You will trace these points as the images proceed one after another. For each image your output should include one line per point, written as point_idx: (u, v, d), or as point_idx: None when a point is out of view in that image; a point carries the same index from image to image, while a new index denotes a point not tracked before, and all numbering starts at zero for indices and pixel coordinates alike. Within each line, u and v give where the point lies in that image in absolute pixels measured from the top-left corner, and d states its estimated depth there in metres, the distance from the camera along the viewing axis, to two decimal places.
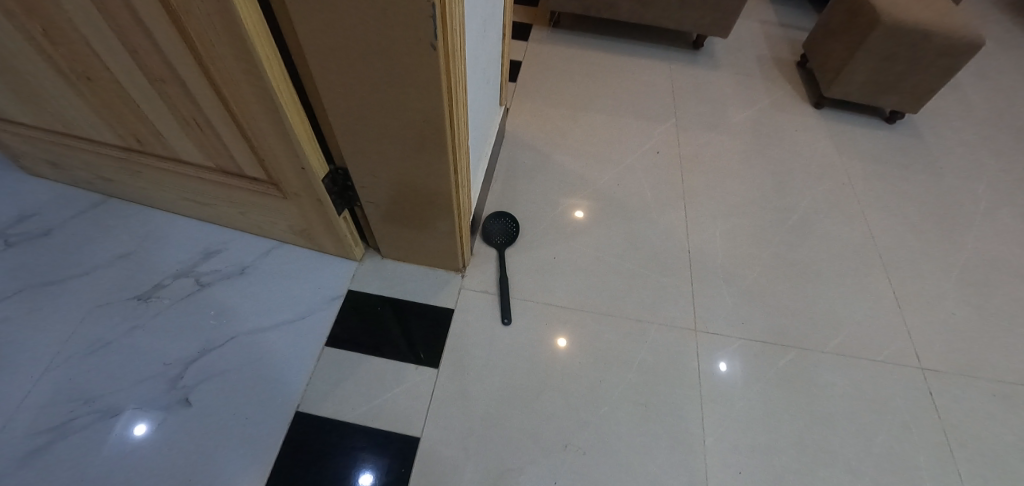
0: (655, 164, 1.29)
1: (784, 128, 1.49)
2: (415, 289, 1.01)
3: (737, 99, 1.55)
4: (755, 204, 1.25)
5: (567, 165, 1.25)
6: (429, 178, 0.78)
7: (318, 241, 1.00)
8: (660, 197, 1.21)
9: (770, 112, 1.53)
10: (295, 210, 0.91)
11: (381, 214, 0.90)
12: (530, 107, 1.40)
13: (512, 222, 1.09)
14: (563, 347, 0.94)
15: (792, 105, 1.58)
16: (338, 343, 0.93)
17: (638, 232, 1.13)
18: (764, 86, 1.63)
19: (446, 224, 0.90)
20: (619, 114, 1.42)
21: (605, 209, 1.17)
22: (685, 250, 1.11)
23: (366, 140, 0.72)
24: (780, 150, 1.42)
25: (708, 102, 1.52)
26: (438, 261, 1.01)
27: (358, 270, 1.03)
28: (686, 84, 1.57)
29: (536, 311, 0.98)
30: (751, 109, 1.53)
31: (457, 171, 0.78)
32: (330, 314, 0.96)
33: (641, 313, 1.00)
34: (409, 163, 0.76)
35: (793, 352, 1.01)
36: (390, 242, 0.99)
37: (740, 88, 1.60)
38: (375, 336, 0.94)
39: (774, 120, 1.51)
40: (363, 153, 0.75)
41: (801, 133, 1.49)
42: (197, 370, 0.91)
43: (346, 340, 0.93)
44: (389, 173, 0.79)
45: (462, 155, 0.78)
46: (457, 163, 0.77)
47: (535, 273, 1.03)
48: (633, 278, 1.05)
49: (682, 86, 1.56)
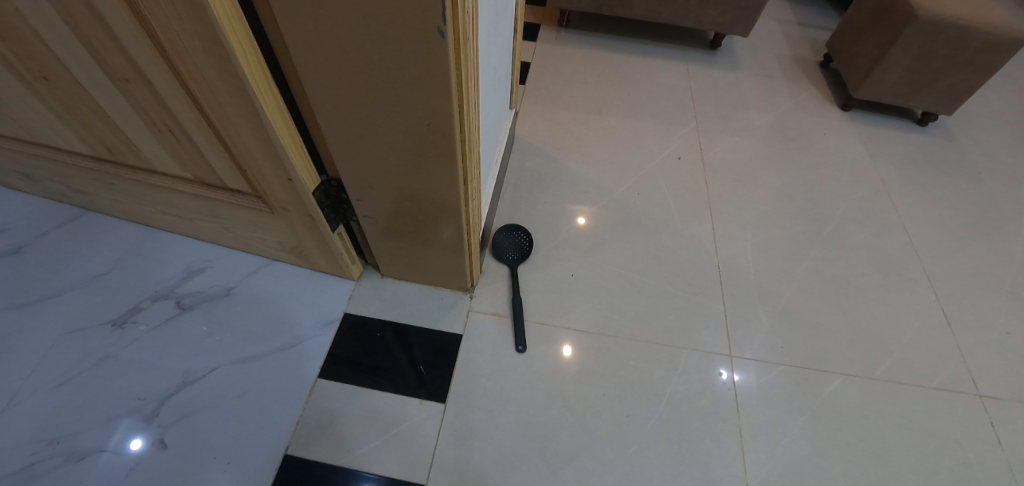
0: (676, 170, 1.20)
1: (810, 131, 1.40)
2: (420, 311, 0.91)
3: (759, 101, 1.46)
4: (786, 213, 1.15)
5: (582, 173, 1.15)
6: (435, 188, 0.68)
7: (311, 259, 0.90)
8: (683, 207, 1.11)
9: (795, 114, 1.44)
10: (284, 225, 0.81)
11: (380, 229, 0.80)
12: (540, 111, 1.31)
13: (524, 237, 0.99)
14: (568, 356, 0.86)
15: (818, 106, 1.49)
16: (334, 374, 0.83)
17: (662, 245, 1.03)
18: (787, 88, 1.53)
19: (454, 241, 0.80)
20: (635, 118, 1.33)
21: (624, 221, 1.07)
22: (715, 265, 1.01)
23: (362, 147, 0.63)
24: (808, 155, 1.32)
25: (729, 104, 1.43)
26: (444, 281, 0.91)
27: (354, 290, 0.92)
28: (705, 85, 1.48)
29: (553, 336, 0.88)
30: (775, 112, 1.43)
31: (467, 181, 0.68)
32: (323, 341, 0.86)
33: (668, 336, 0.89)
34: (412, 172, 0.66)
35: (839, 378, 0.90)
36: (390, 259, 0.89)
37: (762, 90, 1.50)
38: (375, 365, 0.84)
39: (800, 123, 1.41)
40: (358, 162, 0.66)
41: (829, 136, 1.39)
42: (174, 405, 0.81)
43: (341, 371, 0.83)
44: (389, 183, 0.69)
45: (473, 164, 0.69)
46: (467, 173, 0.67)
47: (550, 293, 0.93)
48: (658, 296, 0.94)
49: (700, 88, 1.47)
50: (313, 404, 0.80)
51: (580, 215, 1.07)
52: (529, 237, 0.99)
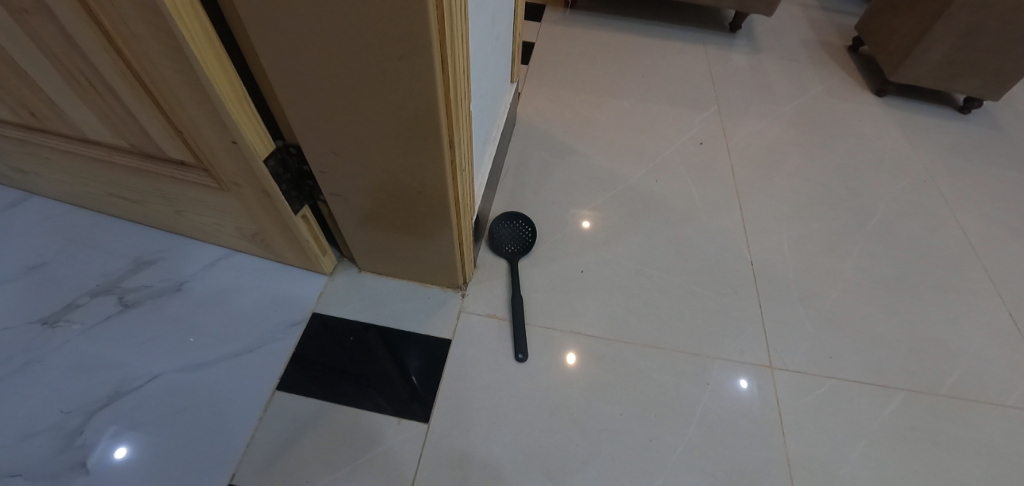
0: (698, 156, 1.06)
1: (843, 117, 1.26)
2: (403, 312, 0.76)
3: (785, 85, 1.33)
4: (823, 204, 1.01)
5: (592, 157, 1.01)
6: (415, 164, 0.55)
7: (274, 248, 0.76)
8: (707, 195, 0.97)
9: (826, 100, 1.30)
10: (239, 206, 0.68)
11: (351, 211, 0.65)
12: (544, 92, 1.16)
13: (526, 228, 0.85)
14: (573, 365, 0.72)
15: (850, 92, 1.35)
16: (296, 386, 0.69)
17: (685, 237, 0.89)
18: (814, 72, 1.40)
19: (440, 226, 0.65)
20: (650, 101, 1.18)
21: (641, 209, 0.92)
22: (747, 261, 0.86)
23: (321, 107, 0.50)
24: (842, 142, 1.18)
25: (752, 88, 1.29)
26: (431, 276, 0.77)
27: (326, 286, 0.78)
28: (726, 68, 1.34)
29: (558, 342, 0.74)
30: (803, 97, 1.30)
31: (455, 145, 0.54)
32: (285, 345, 0.73)
33: (696, 344, 0.75)
34: (386, 143, 0.53)
35: (900, 394, 0.75)
36: (367, 250, 0.75)
37: (788, 74, 1.37)
38: (347, 376, 0.70)
39: (832, 109, 1.28)
40: (316, 117, 0.51)
41: (865, 124, 1.25)
42: (104, 420, 0.67)
43: (305, 384, 0.69)
44: (357, 148, 0.54)
45: (462, 123, 0.54)
46: (456, 144, 0.54)
47: (556, 291, 0.79)
48: (682, 296, 0.80)
49: (720, 71, 1.33)
50: (268, 423, 0.66)
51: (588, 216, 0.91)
52: (532, 227, 0.86)
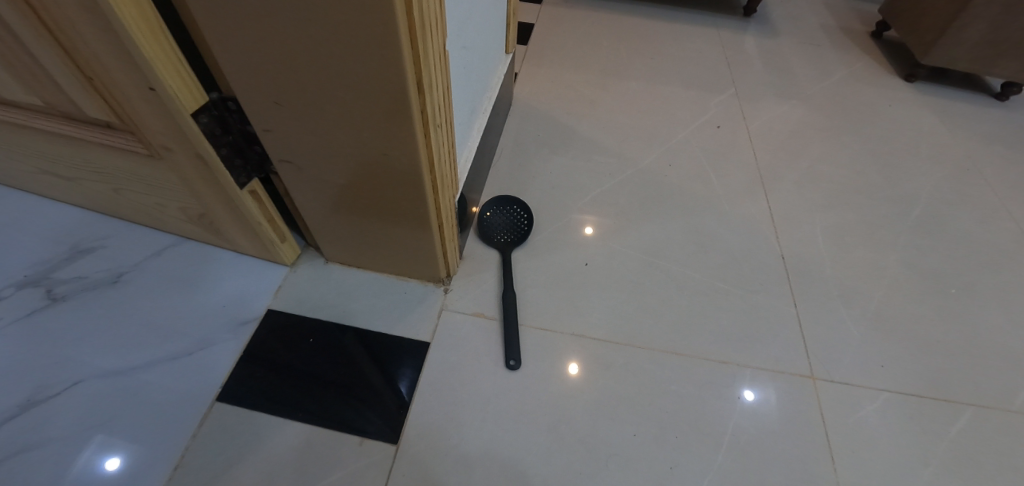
0: (716, 139, 0.94)
1: (872, 103, 1.14)
2: (374, 310, 0.64)
3: (807, 70, 1.22)
4: (858, 193, 0.89)
5: (597, 139, 0.90)
6: (376, 123, 0.43)
7: (225, 233, 0.65)
8: (728, 182, 0.85)
9: (852, 85, 1.19)
10: (176, 178, 0.57)
11: (306, 183, 0.53)
12: (544, 72, 1.05)
13: (521, 214, 0.73)
14: (575, 377, 0.59)
15: (877, 77, 1.24)
16: (240, 398, 0.57)
17: (705, 226, 0.77)
18: (837, 57, 1.29)
19: (413, 203, 0.53)
20: (661, 82, 1.06)
21: (654, 195, 0.81)
22: (778, 255, 0.74)
23: (250, 42, 0.38)
24: (874, 129, 1.06)
25: (772, 71, 1.18)
26: (407, 267, 0.65)
27: (286, 279, 0.67)
28: (742, 51, 1.23)
29: (558, 348, 0.62)
30: (827, 82, 1.18)
31: (424, 90, 0.41)
32: (233, 347, 0.61)
33: (723, 350, 0.62)
34: (337, 93, 0.41)
35: (968, 411, 0.62)
36: (332, 237, 0.63)
37: (809, 59, 1.26)
38: (301, 387, 0.58)
39: (860, 94, 1.16)
40: (245, 49, 0.39)
41: (896, 110, 1.14)
42: (8, 435, 0.55)
43: (251, 395, 0.57)
44: (301, 94, 0.42)
45: (435, 62, 0.42)
46: (427, 98, 0.42)
47: (556, 287, 0.67)
48: (705, 294, 0.68)
49: (736, 54, 1.22)
50: (201, 445, 0.53)
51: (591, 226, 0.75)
52: (528, 213, 0.73)
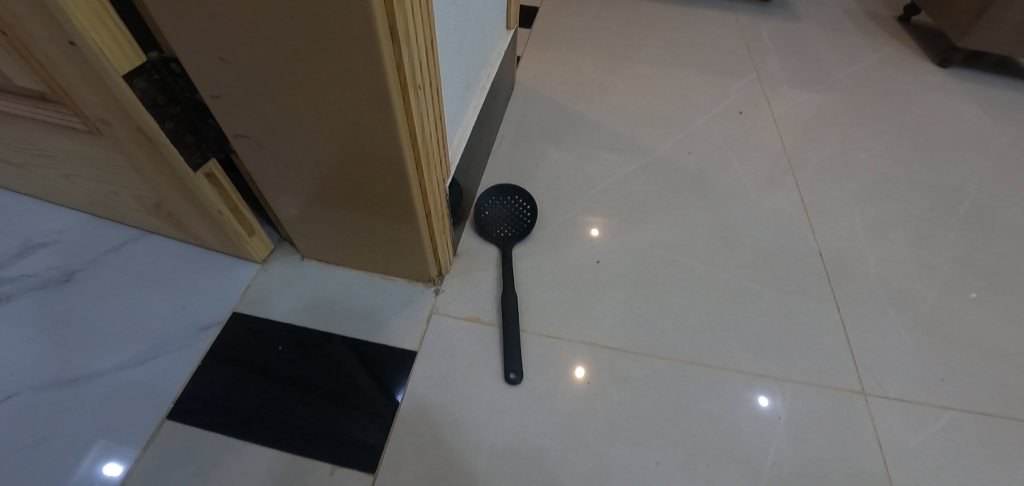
0: (739, 125, 0.85)
1: (907, 88, 1.05)
2: (353, 314, 0.56)
3: (834, 53, 1.12)
4: (900, 184, 0.79)
5: (607, 125, 0.81)
6: (341, 83, 0.35)
7: (187, 226, 0.57)
8: (755, 171, 0.76)
9: (884, 69, 1.09)
10: (122, 159, 0.49)
11: (269, 164, 0.45)
12: (548, 54, 0.96)
13: (523, 205, 0.65)
14: (581, 380, 0.52)
15: (909, 62, 1.14)
16: (191, 417, 0.48)
17: (730, 219, 0.68)
18: (866, 41, 1.19)
19: (393, 186, 0.44)
20: (677, 64, 0.97)
21: (673, 186, 0.72)
22: (815, 253, 0.65)
23: None
24: (911, 115, 0.97)
25: (796, 55, 1.09)
26: (392, 263, 0.57)
27: (255, 278, 0.59)
28: (763, 34, 1.14)
29: (566, 358, 0.53)
30: (859, 65, 1.09)
31: (398, 38, 0.33)
32: (190, 355, 0.53)
33: (758, 362, 0.54)
34: (290, 43, 0.33)
35: None
36: (305, 229, 0.55)
37: (835, 42, 1.16)
38: (263, 404, 0.49)
39: (894, 78, 1.06)
40: None
41: (934, 95, 1.04)
42: None
43: (205, 413, 0.49)
44: (246, 46, 0.34)
45: (412, 1, 0.33)
46: (402, 47, 0.33)
47: (563, 288, 0.59)
48: (734, 297, 0.59)
49: (756, 36, 1.12)
50: (140, 475, 0.45)
51: (596, 229, 0.65)
52: (531, 204, 0.65)
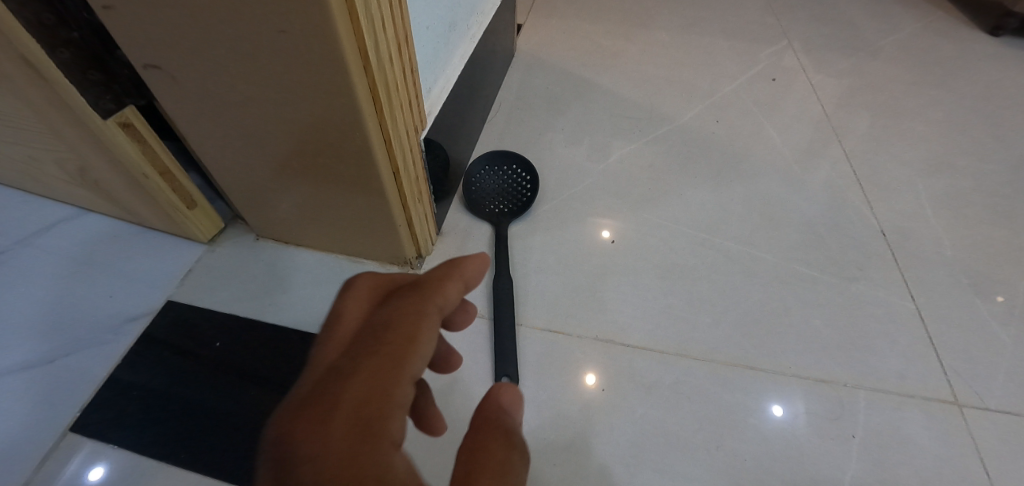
0: (774, 92, 0.74)
1: (978, 37, 0.89)
2: (310, 305, 0.45)
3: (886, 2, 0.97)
4: (974, 149, 0.66)
5: (620, 92, 0.71)
6: None
7: (116, 198, 0.47)
8: (795, 141, 0.65)
9: (947, 17, 0.93)
10: (18, 104, 0.38)
11: (192, 105, 0.35)
12: (553, 20, 0.86)
13: (522, 177, 0.54)
14: (593, 387, 0.41)
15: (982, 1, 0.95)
16: (97, 431, 0.38)
17: (771, 194, 0.57)
18: None
19: (347, 132, 0.33)
20: (698, 30, 0.87)
21: (700, 156, 0.61)
22: (877, 232, 0.54)
23: None
24: (979, 69, 0.81)
25: (838, 11, 0.95)
26: (360, 242, 0.46)
27: (199, 260, 0.49)
28: None
29: (574, 360, 0.42)
30: (916, 18, 0.93)
31: None
32: (114, 350, 0.42)
33: (819, 363, 0.42)
34: None
35: None
36: (252, 199, 0.45)
37: None
38: (188, 415, 0.39)
39: (959, 28, 0.91)
40: None
41: (1012, 42, 0.87)
42: None
43: (116, 424, 0.38)
44: None
45: None
46: None
47: (569, 273, 0.48)
48: (782, 283, 0.48)
49: None
50: None
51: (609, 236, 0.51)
52: (531, 175, 0.54)
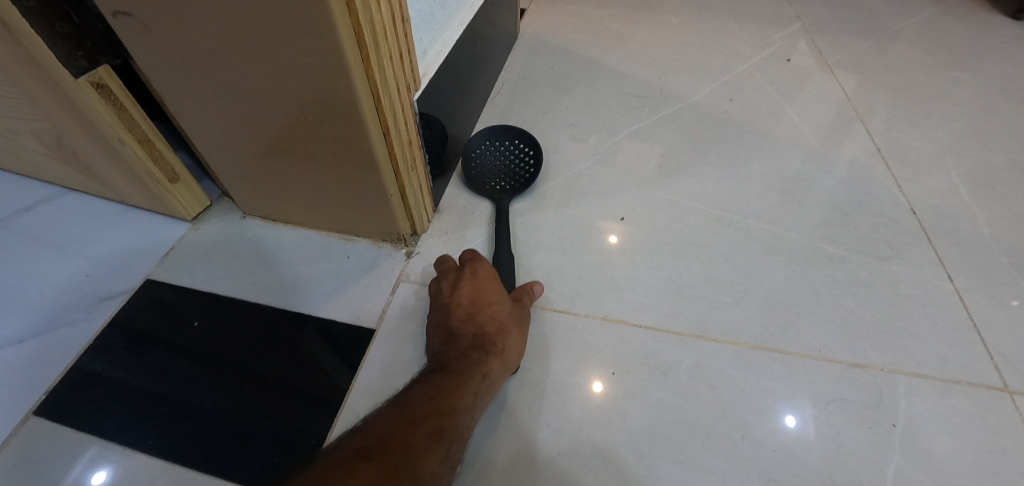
0: (789, 72, 0.70)
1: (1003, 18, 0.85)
2: (295, 284, 0.42)
3: None
4: (1007, 127, 0.62)
5: (627, 72, 0.68)
6: None
7: (96, 172, 0.45)
8: (814, 119, 0.62)
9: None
10: None
11: (165, 59, 0.32)
12: (557, 5, 0.84)
13: (525, 152, 0.50)
14: (601, 393, 0.36)
15: None
16: (63, 414, 0.35)
17: (789, 171, 0.53)
18: None
19: (332, 85, 0.30)
20: (708, 14, 0.84)
21: (713, 134, 0.58)
22: (907, 210, 0.50)
23: None
24: (1007, 49, 0.77)
25: None
26: (351, 217, 0.43)
27: (182, 238, 0.46)
28: None
29: (579, 342, 0.39)
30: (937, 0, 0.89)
31: None
32: (86, 331, 0.40)
33: (851, 346, 0.39)
34: None
35: None
36: (236, 172, 0.42)
37: None
38: (162, 398, 0.36)
39: (982, 10, 0.87)
40: None
41: None
42: None
43: (82, 408, 0.35)
44: None
45: None
46: None
47: (574, 250, 0.45)
48: (806, 261, 0.44)
49: None
50: None
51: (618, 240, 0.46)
52: (534, 150, 0.50)
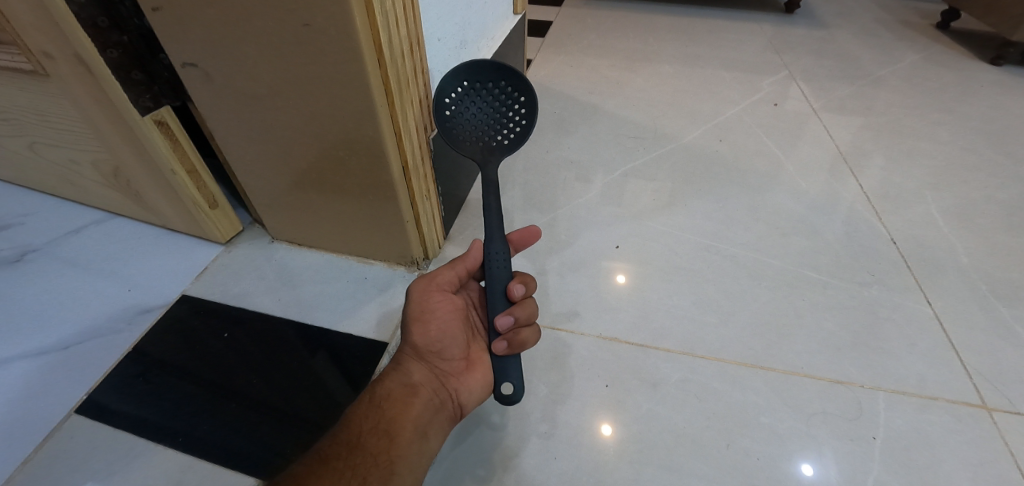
0: (777, 116, 0.75)
1: (983, 65, 0.90)
2: (315, 302, 0.46)
3: (886, 37, 1.00)
4: (985, 164, 0.66)
5: (625, 116, 0.73)
6: None
7: (145, 199, 0.50)
8: (801, 158, 0.66)
9: (951, 48, 0.96)
10: (67, 106, 0.42)
11: (221, 104, 0.38)
12: (562, 56, 0.91)
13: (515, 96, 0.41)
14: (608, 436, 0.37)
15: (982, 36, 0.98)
16: (103, 412, 0.38)
17: (776, 205, 0.57)
18: (926, 20, 1.05)
19: (361, 124, 0.35)
20: (701, 64, 0.91)
21: (704, 171, 0.62)
22: (888, 240, 0.53)
23: None
24: (985, 94, 0.82)
25: (840, 44, 0.98)
26: (371, 242, 0.47)
27: (216, 260, 0.51)
28: (801, 27, 1.05)
29: (576, 361, 0.41)
30: (919, 49, 0.95)
31: None
32: (126, 339, 0.44)
33: (833, 365, 0.41)
34: None
35: None
36: (270, 202, 0.47)
37: (889, 26, 1.04)
38: (191, 401, 0.39)
39: (963, 58, 0.93)
40: None
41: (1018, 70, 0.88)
42: None
43: (120, 408, 0.38)
44: None
45: None
46: None
47: (574, 277, 0.48)
48: (791, 287, 0.47)
49: (792, 33, 1.04)
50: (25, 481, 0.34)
51: (623, 276, 0.48)
52: (524, 91, 0.41)
